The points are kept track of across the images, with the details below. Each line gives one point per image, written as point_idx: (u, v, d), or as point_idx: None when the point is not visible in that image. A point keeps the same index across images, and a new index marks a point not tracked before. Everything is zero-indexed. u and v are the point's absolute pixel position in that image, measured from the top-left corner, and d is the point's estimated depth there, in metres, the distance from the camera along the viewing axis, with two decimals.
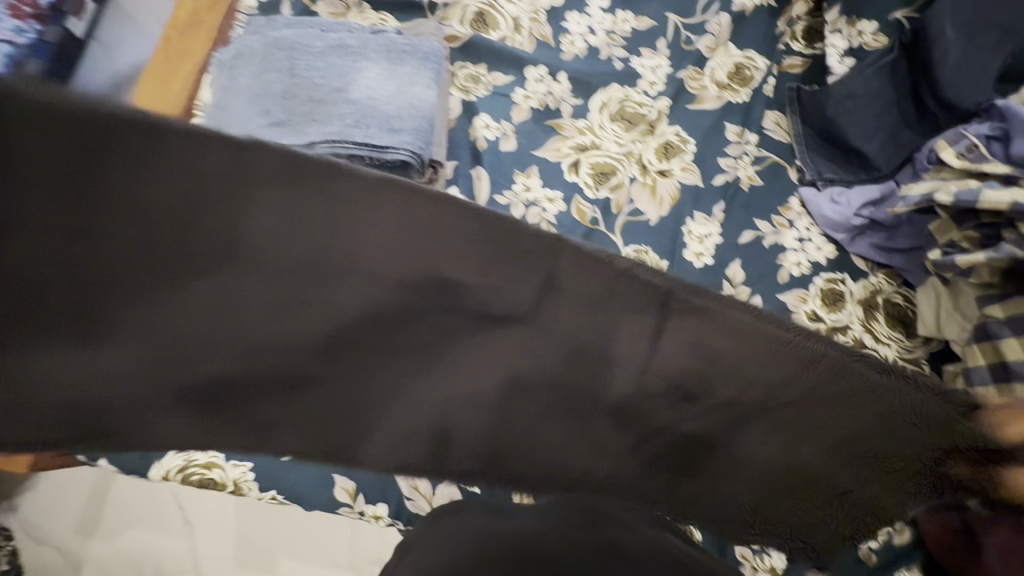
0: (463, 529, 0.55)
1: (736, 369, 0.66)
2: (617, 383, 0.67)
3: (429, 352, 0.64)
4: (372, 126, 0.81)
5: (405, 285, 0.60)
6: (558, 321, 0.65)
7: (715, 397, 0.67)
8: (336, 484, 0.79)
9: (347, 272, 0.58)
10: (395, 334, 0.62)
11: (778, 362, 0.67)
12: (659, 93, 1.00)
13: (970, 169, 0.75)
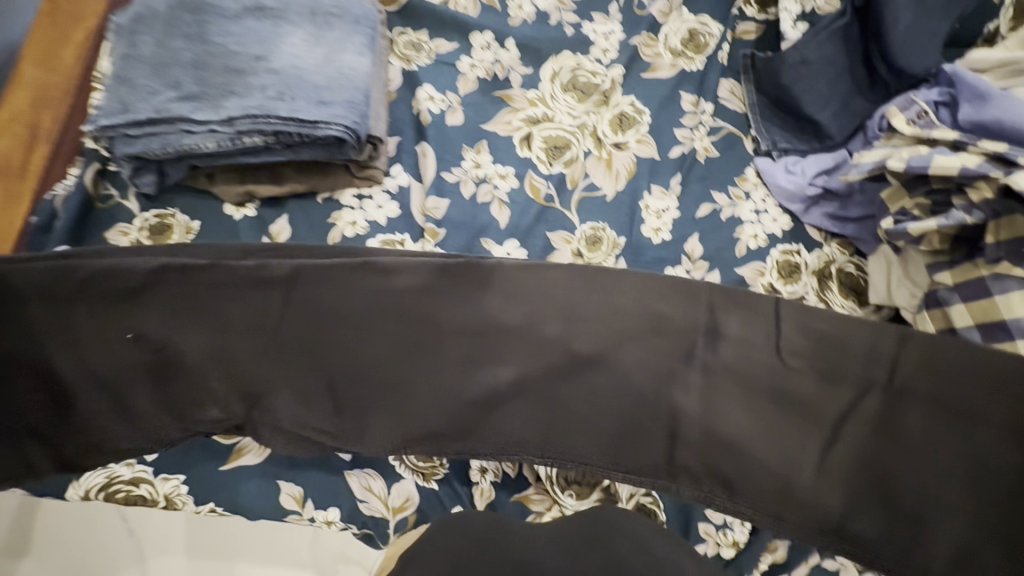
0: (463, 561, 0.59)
1: (967, 469, 0.63)
2: (847, 452, 0.67)
3: (631, 437, 0.70)
4: (299, 99, 0.74)
5: (646, 379, 0.72)
6: (736, 355, 0.72)
7: (928, 515, 0.63)
8: (282, 490, 0.73)
9: (618, 369, 0.72)
10: (636, 377, 0.72)
11: (973, 446, 0.63)
12: (613, 61, 0.95)
13: (920, 135, 0.75)
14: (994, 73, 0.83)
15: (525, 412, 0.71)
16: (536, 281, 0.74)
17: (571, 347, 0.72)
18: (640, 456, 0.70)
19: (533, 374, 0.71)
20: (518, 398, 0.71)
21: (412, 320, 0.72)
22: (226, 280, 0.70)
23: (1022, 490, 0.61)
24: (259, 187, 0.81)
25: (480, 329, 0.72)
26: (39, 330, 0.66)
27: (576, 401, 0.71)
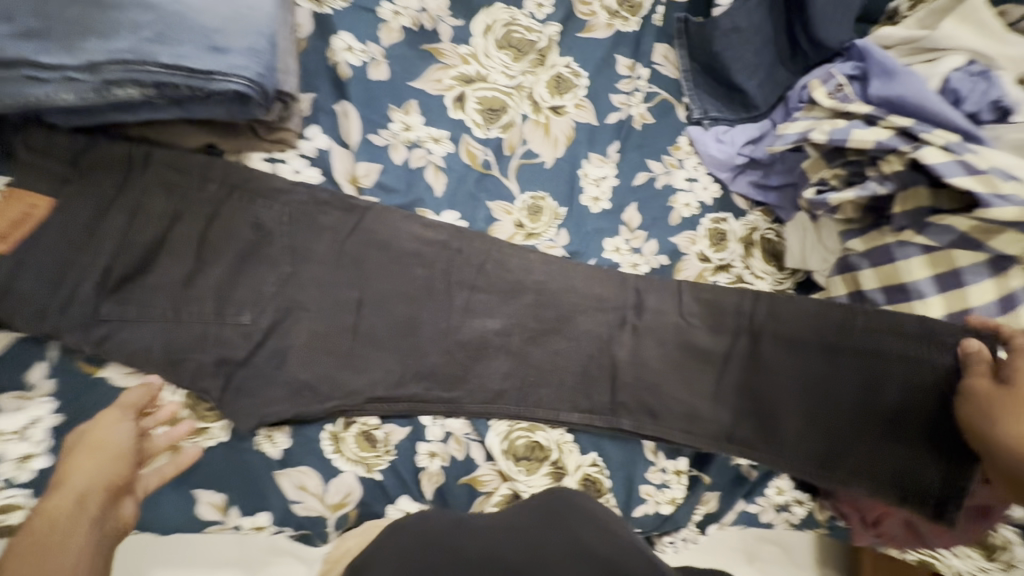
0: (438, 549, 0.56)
1: (810, 384, 0.73)
2: (738, 380, 0.76)
3: (597, 389, 0.77)
4: (184, 42, 0.61)
5: (610, 342, 0.78)
6: (656, 319, 0.78)
7: (778, 420, 0.74)
8: (199, 499, 0.65)
9: (577, 335, 0.78)
10: (597, 343, 0.78)
11: (810, 358, 0.74)
12: (548, 17, 0.90)
13: (838, 108, 0.79)
14: (897, 50, 0.89)
15: (496, 377, 0.75)
16: (508, 264, 0.77)
17: (536, 315, 0.77)
18: (598, 403, 0.77)
19: (509, 343, 0.76)
20: (496, 359, 0.76)
21: (376, 297, 0.74)
22: (212, 222, 0.71)
23: (853, 396, 0.72)
24: (140, 151, 0.70)
25: (442, 297, 0.75)
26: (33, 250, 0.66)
27: (550, 360, 0.77)
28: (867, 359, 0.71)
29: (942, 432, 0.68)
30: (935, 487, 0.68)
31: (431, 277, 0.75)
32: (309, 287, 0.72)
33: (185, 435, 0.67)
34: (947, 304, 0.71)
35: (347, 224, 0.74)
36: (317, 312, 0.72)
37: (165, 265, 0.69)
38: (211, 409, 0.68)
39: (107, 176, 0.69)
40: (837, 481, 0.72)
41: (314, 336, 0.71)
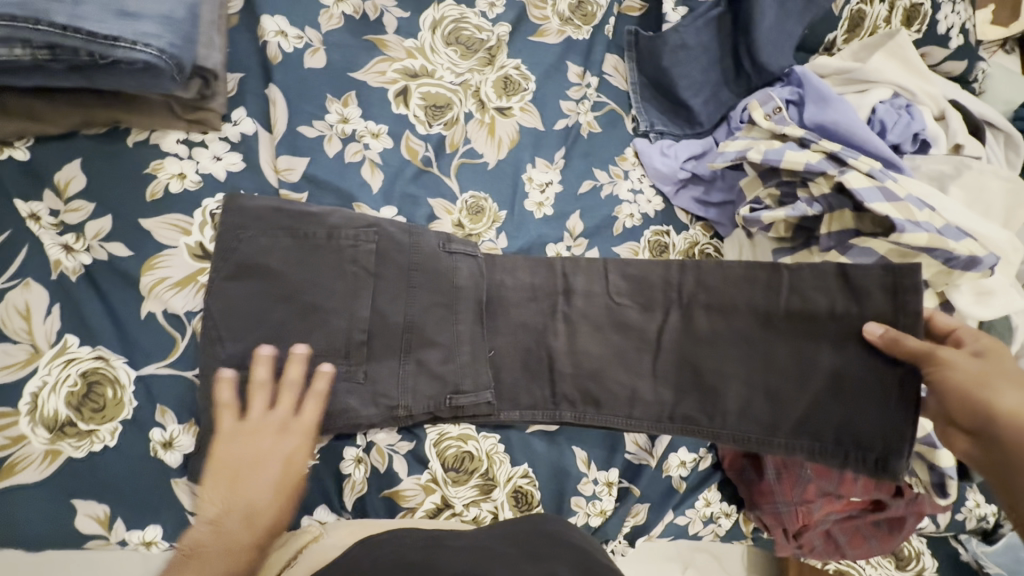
0: (412, 550, 0.54)
1: (745, 353, 0.72)
2: (669, 349, 0.74)
3: (528, 389, 0.75)
4: (85, 3, 0.55)
5: (528, 338, 0.75)
6: (588, 305, 0.76)
7: (724, 393, 0.72)
8: (78, 511, 0.58)
9: (509, 327, 0.75)
10: (526, 342, 0.75)
11: (748, 332, 0.72)
12: (499, 17, 0.88)
13: (774, 130, 0.80)
14: (831, 80, 0.93)
15: (417, 397, 0.69)
16: (428, 271, 0.71)
17: (429, 316, 0.71)
18: (529, 408, 0.74)
19: (428, 361, 0.70)
20: (414, 379, 0.70)
21: (280, 300, 0.65)
22: (108, 175, 0.64)
23: (790, 356, 0.70)
24: (31, 127, 0.62)
25: (322, 274, 0.67)
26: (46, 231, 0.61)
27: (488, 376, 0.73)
28: (802, 324, 0.70)
29: (885, 387, 0.65)
30: (881, 438, 0.65)
31: (339, 291, 0.67)
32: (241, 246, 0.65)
33: (65, 438, 0.58)
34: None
35: (267, 186, 0.70)
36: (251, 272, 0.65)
37: (68, 248, 0.61)
38: (99, 410, 0.59)
39: (2, 118, 0.61)
40: (783, 438, 0.69)
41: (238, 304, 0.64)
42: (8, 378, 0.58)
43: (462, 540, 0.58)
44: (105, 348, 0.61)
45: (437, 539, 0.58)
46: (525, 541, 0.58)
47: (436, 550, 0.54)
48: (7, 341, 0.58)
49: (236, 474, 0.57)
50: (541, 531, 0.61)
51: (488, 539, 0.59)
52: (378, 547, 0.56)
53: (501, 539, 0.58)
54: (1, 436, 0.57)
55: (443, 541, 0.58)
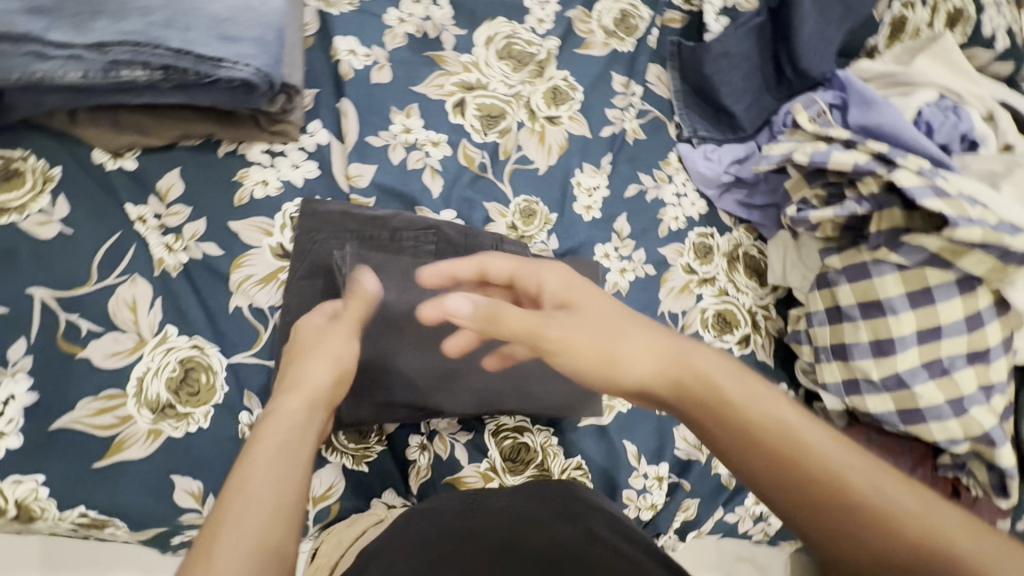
0: (462, 523, 0.58)
1: None
2: None
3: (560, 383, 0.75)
4: (194, 28, 0.61)
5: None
6: None
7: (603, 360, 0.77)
8: (176, 486, 0.62)
9: None
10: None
11: None
12: (548, 32, 0.93)
13: (820, 132, 0.82)
14: (875, 83, 0.94)
15: (467, 391, 0.71)
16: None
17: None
18: (558, 400, 0.75)
19: (473, 360, 0.72)
20: (463, 373, 0.72)
21: (350, 293, 0.69)
22: (204, 182, 0.71)
23: None
24: (137, 139, 0.69)
25: (377, 269, 0.70)
26: (150, 231, 0.68)
27: (532, 370, 0.74)
28: None
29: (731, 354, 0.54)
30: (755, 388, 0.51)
31: (393, 290, 0.70)
32: (307, 248, 0.71)
33: (165, 420, 0.64)
34: (896, 401, 0.76)
35: (341, 191, 0.76)
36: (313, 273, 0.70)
37: (170, 248, 0.68)
38: (195, 394, 0.65)
39: (113, 130, 0.68)
40: None
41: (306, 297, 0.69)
42: (115, 363, 0.64)
43: (496, 503, 0.62)
44: (200, 337, 0.66)
45: (473, 501, 0.62)
46: (553, 501, 0.62)
47: (478, 522, 0.58)
48: (117, 330, 0.64)
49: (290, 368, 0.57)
50: (573, 493, 0.64)
51: (517, 499, 0.63)
52: (423, 517, 0.60)
53: (537, 505, 0.61)
54: (111, 415, 0.62)
55: (480, 506, 0.61)
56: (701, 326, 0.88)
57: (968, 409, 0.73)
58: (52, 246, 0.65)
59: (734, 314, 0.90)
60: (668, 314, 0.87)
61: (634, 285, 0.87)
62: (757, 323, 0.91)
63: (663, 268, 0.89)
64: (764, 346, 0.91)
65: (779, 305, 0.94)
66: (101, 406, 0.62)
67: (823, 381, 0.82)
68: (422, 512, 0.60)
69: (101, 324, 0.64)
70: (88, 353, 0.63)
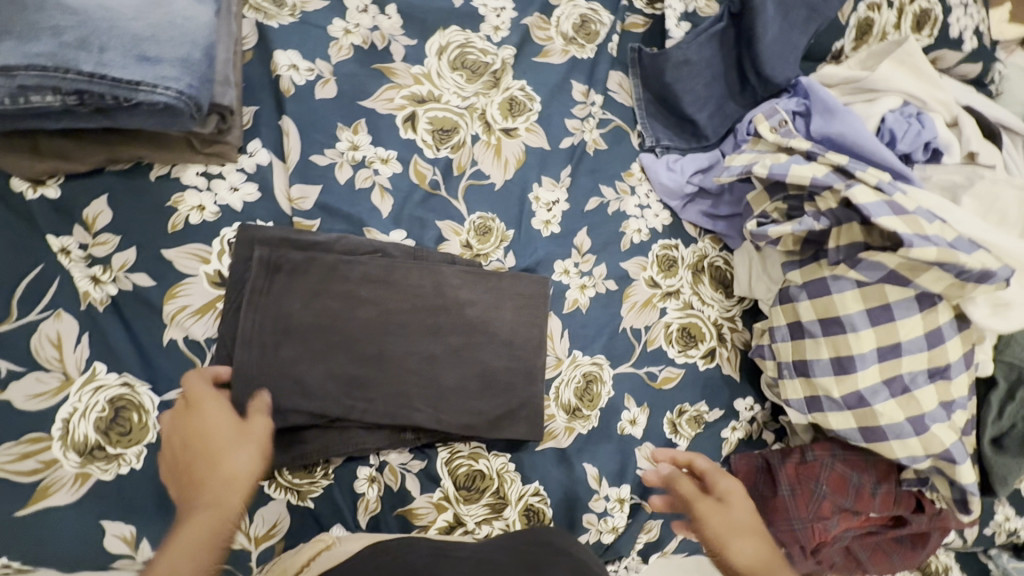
0: (419, 557, 0.55)
1: (523, 342, 0.75)
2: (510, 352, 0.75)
3: (480, 398, 0.72)
4: (108, 50, 0.57)
5: (495, 350, 0.74)
6: (515, 317, 0.76)
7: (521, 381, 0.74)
8: (107, 531, 0.60)
9: (476, 339, 0.74)
10: (489, 355, 0.74)
11: (515, 326, 0.75)
12: (504, 40, 0.90)
13: (780, 143, 0.80)
14: (840, 89, 0.92)
15: (377, 401, 0.68)
16: (398, 282, 0.71)
17: (392, 321, 0.70)
18: (476, 416, 0.71)
19: (379, 364, 0.69)
20: (373, 378, 0.68)
21: (254, 305, 0.66)
22: (134, 208, 0.67)
23: (519, 341, 0.75)
24: (56, 164, 0.64)
25: (282, 279, 0.67)
26: (75, 263, 0.65)
27: (449, 383, 0.71)
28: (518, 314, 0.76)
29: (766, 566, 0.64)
30: None
31: (311, 289, 0.68)
32: (234, 257, 0.68)
33: (95, 462, 0.61)
34: (857, 418, 0.74)
35: (284, 214, 0.73)
36: (239, 281, 0.68)
37: (96, 280, 0.65)
38: (126, 434, 0.62)
39: (28, 151, 0.64)
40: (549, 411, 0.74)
41: (227, 298, 0.67)
42: (37, 405, 0.60)
43: (460, 551, 0.59)
44: (130, 374, 0.63)
45: (439, 547, 0.59)
46: (521, 548, 0.60)
47: (435, 559, 0.55)
48: (40, 370, 0.61)
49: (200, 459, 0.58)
50: (546, 542, 0.62)
51: (482, 548, 0.60)
52: (383, 552, 0.57)
53: (499, 555, 0.58)
54: (35, 460, 0.59)
55: (446, 550, 0.59)
56: (665, 341, 0.86)
57: (929, 427, 0.72)
58: None
59: (699, 328, 0.88)
60: (630, 330, 0.86)
61: (594, 302, 0.85)
62: (723, 336, 0.89)
63: (625, 283, 0.87)
64: (730, 359, 0.89)
65: (745, 317, 0.92)
66: (24, 451, 0.59)
67: (786, 397, 0.80)
68: (382, 549, 0.58)
69: (22, 364, 0.61)
70: (8, 396, 0.60)
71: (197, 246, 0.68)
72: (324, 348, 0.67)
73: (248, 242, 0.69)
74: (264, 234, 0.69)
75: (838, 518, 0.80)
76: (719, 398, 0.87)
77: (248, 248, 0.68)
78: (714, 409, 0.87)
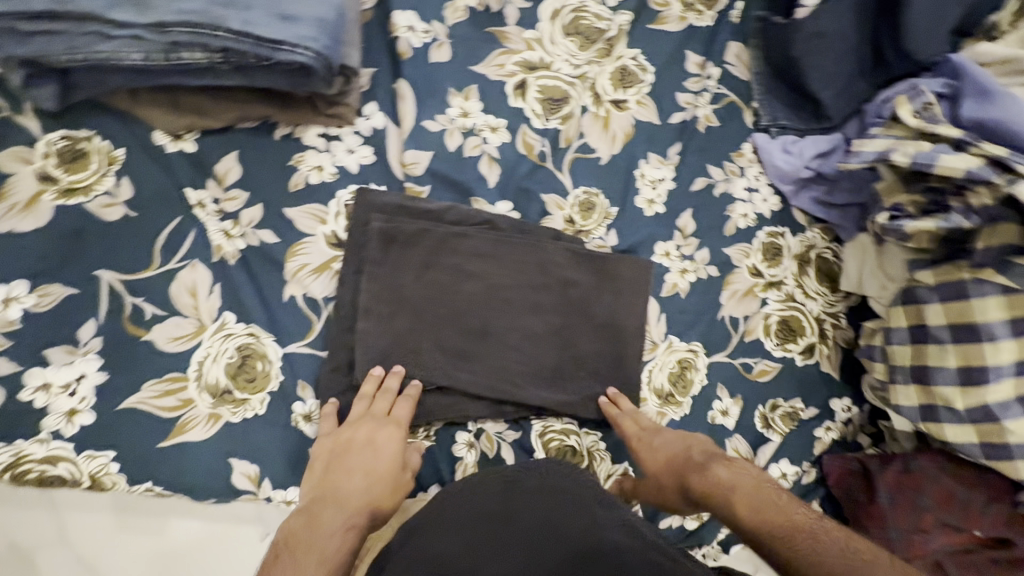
0: (493, 500, 0.57)
1: (619, 328, 0.75)
2: (604, 337, 0.75)
3: (573, 378, 0.73)
4: (253, 8, 0.58)
5: (589, 332, 0.74)
6: (612, 302, 0.75)
7: (614, 364, 0.74)
8: (234, 469, 0.64)
9: (574, 321, 0.74)
10: (585, 338, 0.74)
11: (612, 310, 0.75)
12: (619, 6, 0.86)
13: (924, 128, 0.73)
14: (994, 70, 0.82)
15: (481, 373, 0.69)
16: (504, 257, 0.72)
17: (499, 296, 0.71)
18: (572, 394, 0.72)
19: (486, 338, 0.70)
20: (479, 350, 0.70)
21: (372, 274, 0.68)
22: (260, 166, 0.70)
23: (615, 327, 0.75)
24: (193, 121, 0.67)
25: (396, 251, 0.68)
26: (207, 217, 0.68)
27: (551, 361, 0.72)
28: (615, 300, 0.75)
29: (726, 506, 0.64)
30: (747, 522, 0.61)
31: (424, 262, 0.69)
32: (351, 225, 0.70)
33: (225, 405, 0.65)
34: (980, 433, 0.69)
35: (396, 180, 0.73)
36: (356, 250, 0.69)
37: (227, 234, 0.68)
38: (251, 381, 0.66)
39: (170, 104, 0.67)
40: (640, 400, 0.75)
41: (344, 265, 0.69)
42: (177, 347, 0.65)
43: (526, 479, 0.60)
44: (256, 325, 0.67)
45: (509, 474, 0.61)
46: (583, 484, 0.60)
47: (505, 504, 0.57)
48: (178, 315, 0.65)
49: (342, 452, 0.63)
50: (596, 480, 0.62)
51: (541, 475, 0.61)
52: (459, 491, 0.59)
53: (544, 500, 0.57)
54: (175, 398, 0.64)
55: (513, 481, 0.60)
56: (764, 332, 0.83)
57: None
58: (119, 231, 0.65)
59: (800, 322, 0.84)
60: (729, 319, 0.82)
61: (694, 286, 0.82)
62: (825, 333, 0.85)
63: (727, 270, 0.84)
64: (830, 357, 0.85)
65: (850, 314, 0.87)
66: (165, 388, 0.64)
67: (896, 403, 0.76)
68: (456, 492, 0.59)
69: (163, 309, 0.65)
70: (151, 337, 0.65)
71: (316, 207, 0.70)
72: (435, 319, 0.69)
73: (365, 210, 0.70)
74: (379, 202, 0.70)
75: (939, 533, 0.74)
76: (816, 396, 0.84)
77: (365, 216, 0.70)
78: (810, 407, 0.83)
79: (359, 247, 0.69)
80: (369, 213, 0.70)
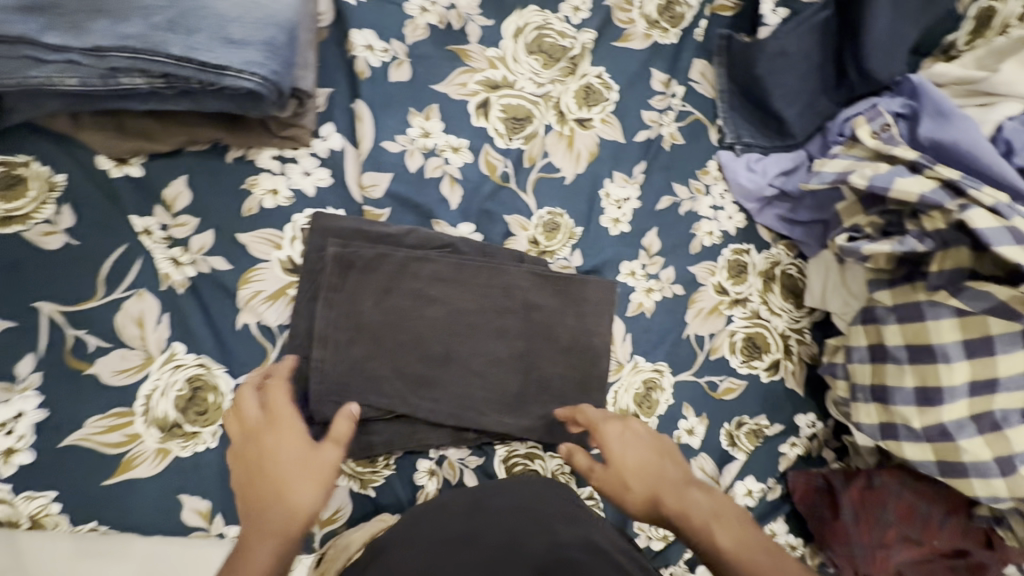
0: (459, 521, 0.56)
1: (584, 351, 0.74)
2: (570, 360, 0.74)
3: (537, 402, 0.72)
4: (197, 32, 0.56)
5: (553, 356, 0.73)
6: (577, 324, 0.74)
7: (580, 388, 0.73)
8: (184, 505, 0.62)
9: (538, 346, 0.73)
10: (549, 361, 0.73)
11: (577, 333, 0.74)
12: (583, 23, 0.85)
13: (881, 150, 0.73)
14: (951, 90, 0.84)
15: (442, 400, 0.68)
16: (467, 281, 0.70)
17: (461, 321, 0.70)
18: (535, 420, 0.71)
19: (448, 364, 0.69)
20: (440, 378, 0.68)
21: (329, 300, 0.66)
22: (211, 191, 0.67)
23: (580, 351, 0.74)
24: (138, 144, 0.65)
25: (354, 276, 0.67)
26: (155, 244, 0.65)
27: (514, 387, 0.71)
28: (579, 323, 0.74)
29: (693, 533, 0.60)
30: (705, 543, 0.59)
31: (383, 287, 0.68)
32: (307, 250, 0.68)
33: (174, 439, 0.63)
34: (937, 452, 0.70)
35: (355, 202, 0.72)
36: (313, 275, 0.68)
37: (176, 262, 0.66)
38: (202, 414, 0.64)
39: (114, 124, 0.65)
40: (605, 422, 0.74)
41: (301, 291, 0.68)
42: (122, 380, 0.63)
43: (496, 501, 0.58)
44: (206, 355, 0.65)
45: (478, 497, 0.60)
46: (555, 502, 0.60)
47: (470, 524, 0.55)
48: (124, 347, 0.63)
49: (254, 479, 0.55)
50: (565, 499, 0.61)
51: (511, 494, 0.60)
52: (426, 515, 0.58)
53: (512, 516, 0.55)
54: (121, 433, 0.62)
55: (482, 504, 0.58)
56: (729, 350, 0.83)
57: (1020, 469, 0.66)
58: (61, 261, 0.63)
59: (765, 339, 0.85)
60: (694, 338, 0.83)
61: (659, 305, 0.82)
62: (790, 349, 0.85)
63: (692, 289, 0.84)
64: (795, 374, 0.85)
65: (815, 330, 0.88)
66: (111, 424, 0.61)
67: (857, 421, 0.77)
68: (422, 516, 0.58)
69: (108, 341, 0.63)
70: (95, 371, 0.62)
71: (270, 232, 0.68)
72: (394, 346, 0.67)
73: (323, 234, 0.68)
74: (337, 225, 0.69)
75: (901, 548, 0.76)
76: (781, 413, 0.84)
77: (323, 241, 0.68)
78: (775, 424, 0.84)
79: (316, 273, 0.68)
80: (326, 237, 0.68)
